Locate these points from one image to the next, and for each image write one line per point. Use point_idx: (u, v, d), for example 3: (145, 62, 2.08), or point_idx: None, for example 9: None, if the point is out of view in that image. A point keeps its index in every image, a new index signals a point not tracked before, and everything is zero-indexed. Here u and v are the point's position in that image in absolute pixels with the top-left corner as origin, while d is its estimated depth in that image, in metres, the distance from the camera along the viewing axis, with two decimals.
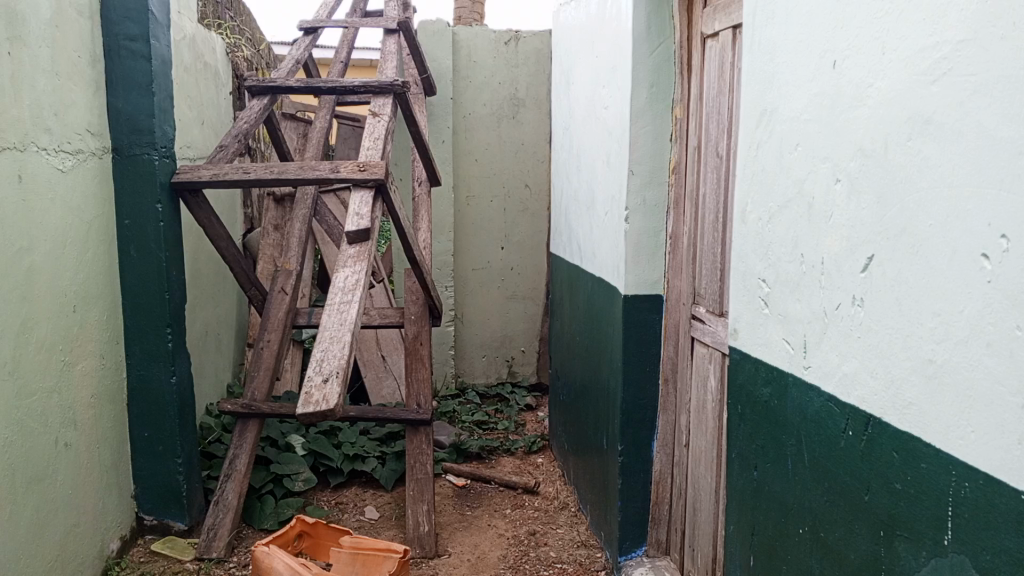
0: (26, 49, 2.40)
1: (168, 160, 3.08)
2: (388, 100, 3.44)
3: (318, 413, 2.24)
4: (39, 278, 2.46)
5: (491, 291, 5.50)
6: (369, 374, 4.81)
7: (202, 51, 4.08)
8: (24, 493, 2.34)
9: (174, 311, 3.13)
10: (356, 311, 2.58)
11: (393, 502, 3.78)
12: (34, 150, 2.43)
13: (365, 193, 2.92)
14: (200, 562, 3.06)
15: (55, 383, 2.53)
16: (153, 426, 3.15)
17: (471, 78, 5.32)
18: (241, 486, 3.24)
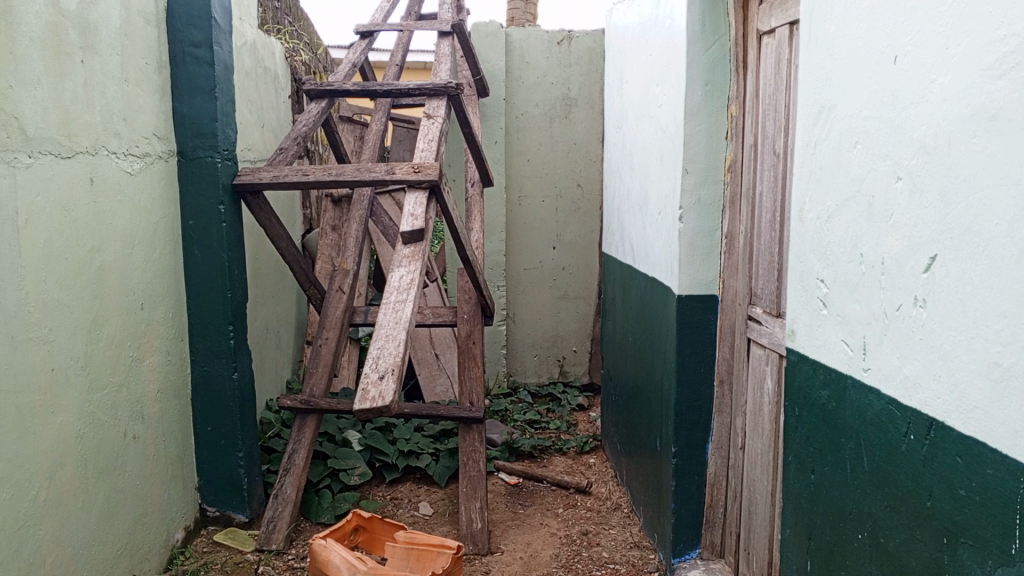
0: (98, 57, 2.50)
1: (229, 162, 3.18)
2: (442, 102, 3.48)
3: (374, 410, 2.27)
4: (109, 277, 2.55)
5: (544, 290, 5.51)
6: (423, 372, 4.87)
7: (262, 56, 4.19)
8: (95, 483, 2.44)
9: (236, 309, 3.22)
10: (411, 310, 2.62)
11: (447, 498, 3.82)
12: (104, 154, 2.53)
13: (420, 193, 2.96)
14: (260, 553, 3.15)
15: (124, 378, 2.63)
16: (216, 421, 3.25)
17: (523, 78, 5.34)
18: (299, 481, 3.32)
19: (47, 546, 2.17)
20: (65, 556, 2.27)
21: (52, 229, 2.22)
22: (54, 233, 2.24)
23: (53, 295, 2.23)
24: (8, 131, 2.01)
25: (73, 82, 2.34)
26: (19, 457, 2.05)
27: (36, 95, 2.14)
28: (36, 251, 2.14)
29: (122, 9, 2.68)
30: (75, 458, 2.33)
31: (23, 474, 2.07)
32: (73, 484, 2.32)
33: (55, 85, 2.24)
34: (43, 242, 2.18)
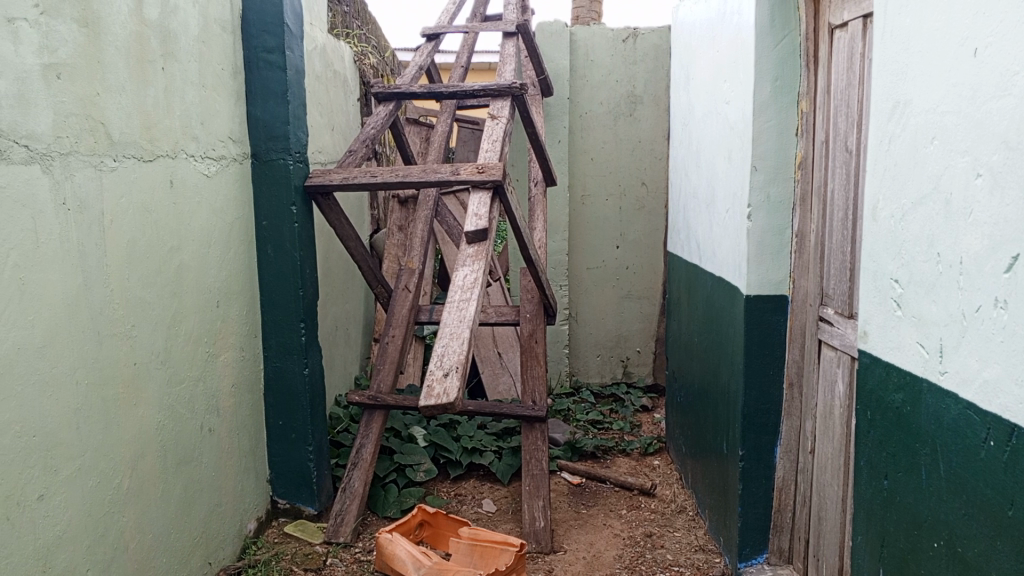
0: (177, 64, 2.60)
1: (301, 165, 3.27)
2: (506, 102, 3.50)
3: (439, 406, 2.31)
4: (188, 275, 2.66)
5: (607, 290, 5.48)
6: (486, 371, 4.91)
7: (332, 60, 4.29)
8: (174, 473, 2.55)
9: (307, 306, 3.31)
10: (475, 309, 2.64)
11: (510, 496, 3.85)
12: (183, 157, 2.63)
13: (484, 193, 2.98)
14: (329, 545, 3.22)
15: (201, 372, 2.73)
16: (287, 415, 3.34)
17: (588, 77, 5.33)
18: (367, 475, 3.39)
19: (130, 532, 2.28)
20: (146, 543, 2.37)
21: (135, 229, 2.33)
22: (137, 233, 2.34)
23: (136, 292, 2.33)
24: (95, 136, 2.11)
25: (155, 88, 2.44)
26: (104, 446, 2.15)
27: (121, 101, 2.24)
28: (120, 251, 2.25)
29: (200, 18, 2.78)
30: (156, 449, 2.43)
31: (108, 463, 2.17)
32: (153, 474, 2.42)
33: (138, 91, 2.35)
34: (127, 242, 2.29)
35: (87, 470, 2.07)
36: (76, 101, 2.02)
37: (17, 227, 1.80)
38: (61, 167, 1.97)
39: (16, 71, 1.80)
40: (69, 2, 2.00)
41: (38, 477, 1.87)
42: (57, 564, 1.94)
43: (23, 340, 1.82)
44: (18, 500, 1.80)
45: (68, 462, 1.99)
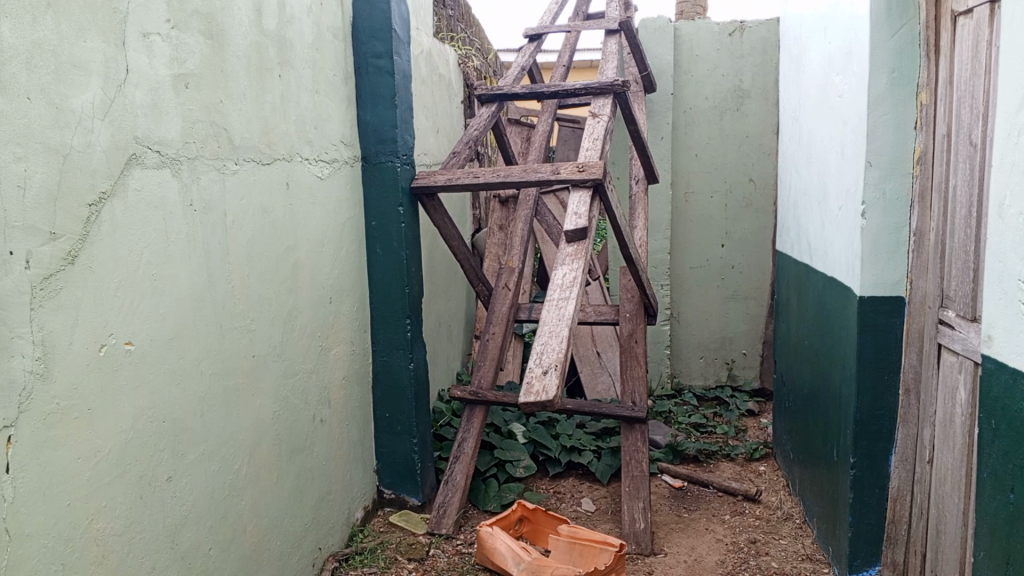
0: (294, 71, 2.74)
1: (408, 167, 3.37)
2: (608, 100, 3.48)
3: (538, 403, 2.33)
4: (303, 272, 2.79)
5: (711, 290, 5.37)
6: (585, 370, 4.90)
7: (437, 63, 4.39)
8: (288, 460, 2.68)
9: (412, 303, 3.41)
10: (574, 307, 2.65)
11: (609, 496, 3.83)
12: (299, 160, 2.76)
13: (584, 192, 2.99)
14: (432, 536, 3.31)
15: (314, 365, 2.86)
16: (393, 408, 3.45)
17: (692, 73, 5.24)
18: (468, 468, 3.46)
19: (248, 515, 2.41)
20: (262, 525, 2.51)
21: (254, 229, 2.46)
22: (256, 232, 2.48)
23: (255, 288, 2.47)
24: (218, 142, 2.25)
25: (273, 95, 2.58)
26: (226, 433, 2.29)
27: (242, 108, 2.38)
28: (242, 250, 2.39)
29: (314, 27, 2.91)
30: (272, 437, 2.57)
31: (228, 449, 2.30)
32: (269, 462, 2.55)
33: (257, 98, 2.48)
34: (248, 241, 2.42)
35: (210, 456, 2.20)
36: (201, 109, 2.16)
37: (150, 227, 1.94)
38: (188, 170, 2.10)
39: (150, 81, 1.94)
40: (196, 16, 2.14)
41: (166, 460, 2.00)
42: (184, 542, 2.07)
43: (155, 332, 1.96)
44: (149, 480, 1.94)
45: (193, 447, 2.12)
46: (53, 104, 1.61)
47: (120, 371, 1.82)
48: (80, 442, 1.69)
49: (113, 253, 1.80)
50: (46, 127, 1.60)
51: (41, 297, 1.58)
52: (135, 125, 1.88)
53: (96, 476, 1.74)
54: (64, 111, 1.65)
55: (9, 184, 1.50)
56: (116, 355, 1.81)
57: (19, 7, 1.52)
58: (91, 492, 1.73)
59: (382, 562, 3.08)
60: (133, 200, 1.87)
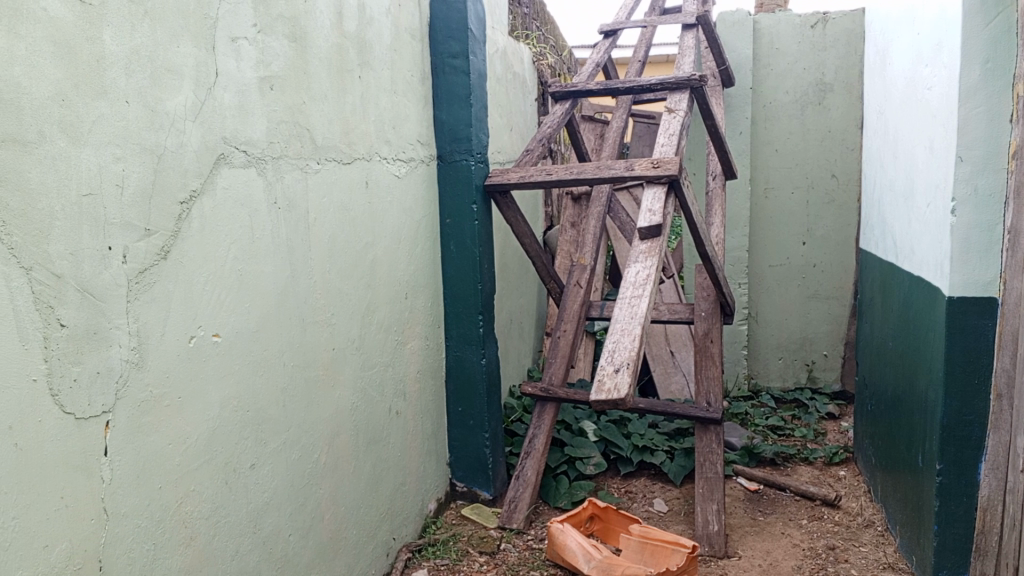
0: (373, 72, 2.80)
1: (482, 165, 3.40)
2: (684, 95, 3.43)
3: (610, 401, 2.33)
4: (380, 268, 2.85)
5: (791, 289, 5.24)
6: (658, 369, 4.86)
7: (512, 62, 4.43)
8: (365, 451, 2.75)
9: (485, 300, 3.44)
10: (647, 306, 2.63)
11: (682, 497, 3.79)
12: (377, 160, 2.83)
13: (659, 189, 2.95)
14: (503, 530, 3.34)
15: (390, 359, 2.93)
16: (466, 403, 3.50)
17: (772, 66, 5.12)
18: (539, 465, 3.47)
19: (326, 503, 2.49)
20: (340, 513, 2.58)
21: (335, 226, 2.53)
22: (337, 229, 2.55)
23: (335, 283, 2.55)
24: (301, 141, 2.32)
25: (353, 96, 2.65)
26: (306, 423, 2.37)
27: (324, 109, 2.45)
28: (323, 246, 2.46)
29: (392, 28, 2.97)
30: (350, 427, 2.64)
31: (309, 439, 2.38)
32: (347, 452, 2.63)
33: (338, 99, 2.55)
34: (328, 238, 2.50)
35: (291, 444, 2.29)
36: (285, 110, 2.24)
37: (237, 224, 2.02)
38: (273, 169, 2.18)
39: (238, 84, 2.02)
40: (281, 20, 2.22)
41: (250, 448, 2.09)
42: (266, 527, 2.16)
43: (241, 324, 2.04)
44: (235, 467, 2.02)
45: (275, 435, 2.21)
46: (149, 106, 1.70)
47: (208, 361, 1.91)
48: (171, 429, 1.78)
49: (203, 249, 1.89)
50: (143, 129, 1.68)
51: (137, 290, 1.67)
52: (223, 126, 1.96)
53: (185, 461, 1.82)
54: (159, 113, 1.73)
55: (109, 183, 1.59)
56: (205, 347, 1.90)
57: (119, 15, 1.61)
58: (181, 477, 1.81)
59: (454, 554, 3.13)
60: (221, 198, 1.95)
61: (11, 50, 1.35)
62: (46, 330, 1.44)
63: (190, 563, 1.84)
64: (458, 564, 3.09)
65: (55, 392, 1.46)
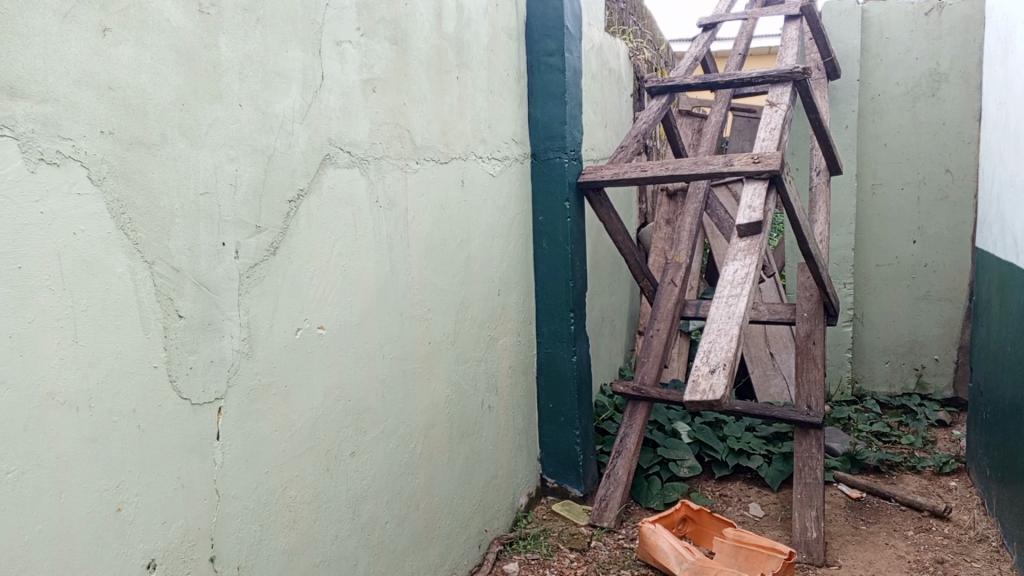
0: (470, 72, 2.85)
1: (576, 162, 3.41)
2: (787, 88, 3.33)
3: (705, 402, 2.30)
4: (475, 265, 2.90)
5: (899, 290, 5.00)
6: (756, 370, 4.74)
7: (608, 58, 4.40)
8: (458, 443, 2.81)
9: (576, 297, 3.45)
10: (745, 305, 2.58)
11: (779, 502, 3.68)
12: (473, 159, 2.88)
13: (759, 185, 2.88)
14: (593, 528, 3.33)
15: (483, 353, 2.98)
16: (556, 399, 3.51)
17: (882, 57, 4.90)
18: (631, 464, 3.44)
19: (421, 493, 2.56)
20: (434, 503, 2.65)
21: (432, 224, 2.59)
22: (434, 226, 2.61)
23: (432, 280, 2.61)
24: (402, 142, 2.40)
25: (451, 96, 2.70)
26: (403, 413, 2.44)
27: (423, 110, 2.52)
28: (420, 243, 2.52)
29: (489, 28, 3.01)
30: (444, 420, 2.70)
31: (405, 429, 2.46)
32: (441, 443, 2.69)
33: (437, 99, 2.61)
34: (426, 236, 2.56)
35: (389, 433, 2.36)
36: (387, 111, 2.31)
37: (341, 223, 2.10)
38: (375, 169, 2.26)
39: (342, 87, 2.10)
40: (383, 24, 2.29)
41: (350, 436, 2.17)
42: (364, 513, 2.24)
43: (344, 317, 2.12)
44: (337, 454, 2.11)
45: (374, 425, 2.28)
46: (260, 109, 1.79)
47: (313, 351, 1.99)
48: (277, 416, 1.87)
49: (309, 245, 1.97)
50: (255, 131, 1.78)
51: (249, 283, 1.77)
52: (329, 127, 2.05)
53: (291, 447, 1.92)
54: (270, 116, 1.83)
55: (223, 183, 1.69)
56: (310, 338, 1.98)
57: (233, 24, 1.70)
58: (286, 462, 1.91)
59: (545, 550, 3.16)
60: (326, 197, 2.04)
61: (138, 59, 1.45)
62: (166, 321, 1.54)
63: (293, 544, 1.93)
64: (549, 559, 3.11)
65: (174, 378, 1.56)
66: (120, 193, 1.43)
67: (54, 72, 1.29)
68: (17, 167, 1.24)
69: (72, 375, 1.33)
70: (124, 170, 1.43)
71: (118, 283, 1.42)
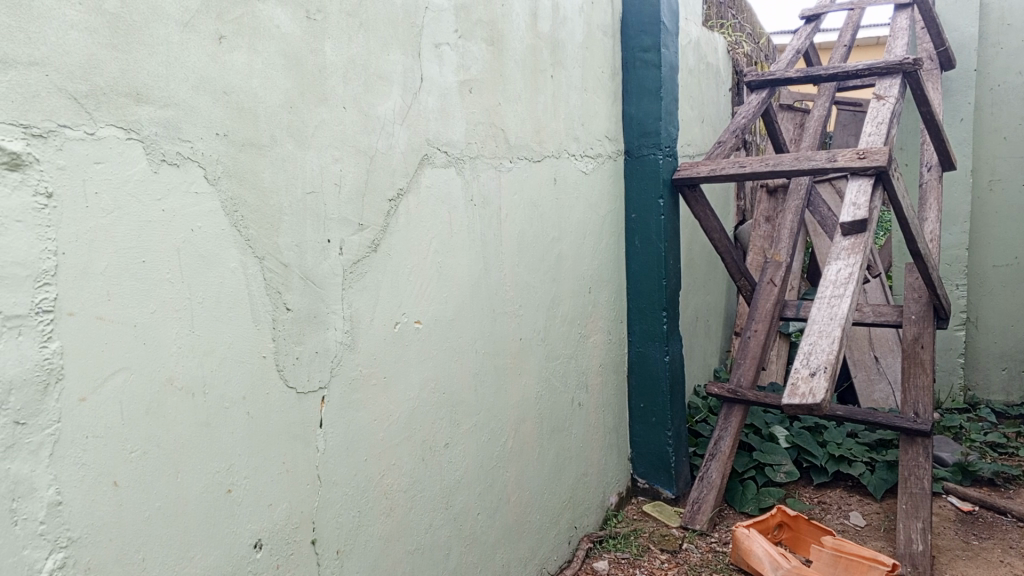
0: (564, 71, 2.86)
1: (671, 159, 3.37)
2: (896, 79, 3.18)
3: (804, 406, 2.25)
4: (566, 262, 2.91)
5: (1018, 292, 4.70)
6: (860, 374, 4.56)
7: (705, 52, 4.32)
8: (549, 439, 2.83)
9: (669, 295, 3.41)
10: (848, 306, 2.49)
11: (883, 512, 3.53)
12: (567, 157, 2.89)
13: (864, 181, 2.76)
14: (685, 530, 3.29)
15: (573, 351, 2.98)
16: (648, 399, 3.49)
17: (1002, 45, 4.63)
18: (725, 467, 3.37)
19: (512, 487, 2.59)
20: (524, 497, 2.68)
21: (525, 222, 2.62)
22: (526, 224, 2.64)
23: (524, 276, 2.63)
24: (497, 142, 2.43)
25: (545, 95, 2.72)
26: (494, 408, 2.48)
27: (517, 109, 2.54)
28: (513, 241, 2.56)
29: (585, 26, 3.02)
30: (535, 415, 2.73)
31: (497, 423, 2.50)
32: (532, 438, 2.72)
33: (532, 98, 2.64)
34: (519, 233, 2.59)
35: (481, 427, 2.40)
36: (483, 112, 2.35)
37: (437, 221, 2.15)
38: (471, 168, 2.30)
39: (440, 88, 2.15)
40: (481, 25, 2.33)
41: (445, 428, 2.22)
42: (457, 504, 2.28)
43: (439, 312, 2.18)
44: (431, 446, 2.16)
45: (468, 418, 2.33)
46: (363, 112, 1.86)
47: (410, 345, 2.05)
48: (377, 405, 1.94)
49: (408, 243, 2.03)
50: (358, 133, 1.85)
51: (351, 279, 1.84)
52: (428, 128, 2.10)
53: (388, 436, 1.98)
54: (372, 118, 1.89)
55: (329, 183, 1.76)
56: (407, 332, 2.04)
57: (338, 29, 1.77)
58: (384, 450, 1.97)
59: (636, 550, 3.14)
60: (424, 195, 2.09)
61: (251, 65, 1.54)
62: (275, 313, 1.62)
63: (390, 531, 2.00)
64: (639, 559, 3.09)
65: (281, 368, 1.64)
66: (233, 191, 1.51)
67: (175, 77, 1.38)
68: (143, 167, 1.33)
69: (189, 363, 1.43)
70: (237, 170, 1.52)
71: (231, 277, 1.51)
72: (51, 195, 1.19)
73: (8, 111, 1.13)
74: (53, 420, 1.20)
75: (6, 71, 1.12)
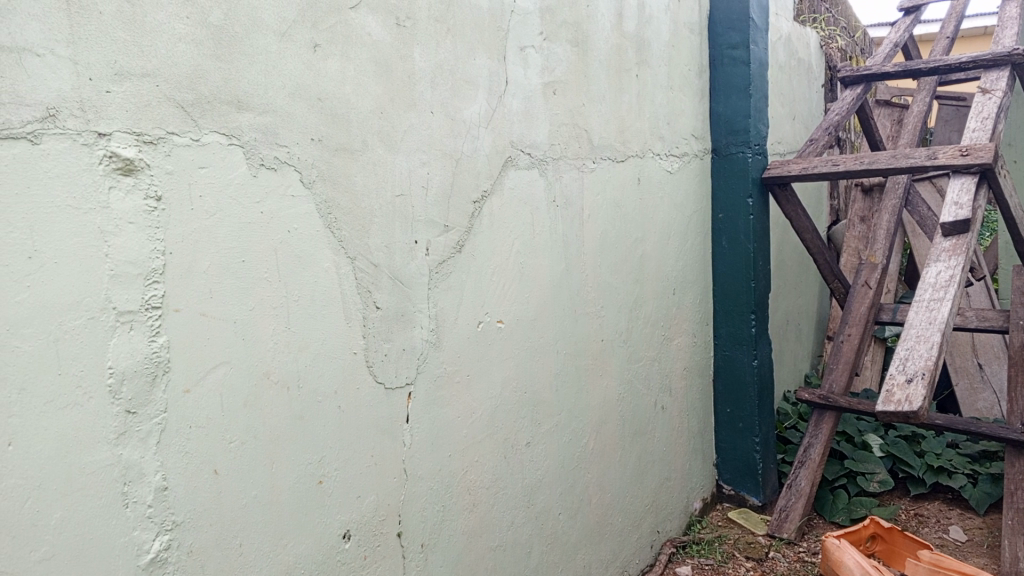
0: (650, 69, 2.83)
1: (760, 157, 3.29)
2: (1003, 72, 3.01)
3: (900, 414, 2.17)
4: (650, 263, 2.89)
5: None
6: (962, 383, 4.34)
7: (796, 48, 4.20)
8: (631, 441, 2.81)
9: (758, 297, 3.33)
10: (949, 311, 2.38)
11: (986, 528, 3.35)
12: (651, 156, 2.86)
13: (967, 180, 2.63)
14: (772, 539, 3.20)
15: (657, 352, 2.95)
16: (734, 403, 3.42)
17: None
18: (814, 476, 3.24)
19: (593, 488, 2.59)
20: (606, 499, 2.67)
21: (608, 223, 2.62)
22: (609, 224, 2.63)
23: (607, 277, 2.63)
24: (581, 143, 2.43)
25: (630, 94, 2.71)
26: (576, 408, 2.48)
27: (602, 109, 2.54)
28: (596, 241, 2.55)
29: (671, 24, 2.98)
30: (617, 417, 2.72)
31: (579, 423, 2.50)
32: (614, 440, 2.71)
33: (616, 98, 2.63)
34: (601, 233, 2.59)
35: (563, 426, 2.41)
36: (566, 113, 2.36)
37: (520, 222, 2.18)
38: (554, 169, 2.31)
39: (525, 90, 2.17)
40: (566, 27, 2.34)
41: (527, 427, 2.24)
42: (539, 503, 2.30)
43: (522, 312, 2.20)
44: (514, 443, 2.19)
45: (549, 417, 2.35)
46: (450, 116, 1.90)
47: (492, 344, 2.08)
48: (460, 403, 1.97)
49: (491, 244, 2.06)
50: (444, 136, 1.89)
51: (437, 278, 1.88)
52: (512, 130, 2.13)
53: (471, 433, 2.01)
54: (458, 121, 1.93)
55: (417, 186, 1.81)
56: (490, 331, 2.07)
57: (426, 35, 1.81)
58: (467, 447, 2.00)
59: (720, 556, 3.09)
60: (508, 197, 2.12)
61: (343, 72, 1.59)
62: (365, 311, 1.68)
63: (473, 526, 2.03)
64: (723, 566, 3.04)
65: (371, 365, 1.69)
66: (327, 194, 1.57)
67: (273, 85, 1.45)
68: (243, 171, 1.40)
69: (284, 357, 1.49)
70: (330, 174, 1.58)
71: (325, 276, 1.57)
72: (160, 197, 1.26)
73: (124, 120, 1.21)
74: (161, 410, 1.28)
75: (122, 83, 1.20)
